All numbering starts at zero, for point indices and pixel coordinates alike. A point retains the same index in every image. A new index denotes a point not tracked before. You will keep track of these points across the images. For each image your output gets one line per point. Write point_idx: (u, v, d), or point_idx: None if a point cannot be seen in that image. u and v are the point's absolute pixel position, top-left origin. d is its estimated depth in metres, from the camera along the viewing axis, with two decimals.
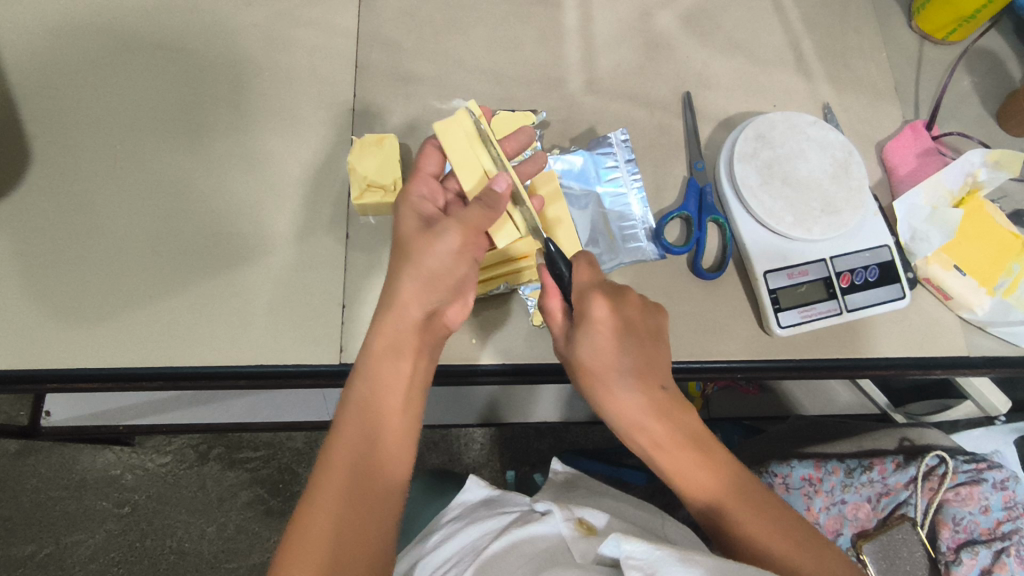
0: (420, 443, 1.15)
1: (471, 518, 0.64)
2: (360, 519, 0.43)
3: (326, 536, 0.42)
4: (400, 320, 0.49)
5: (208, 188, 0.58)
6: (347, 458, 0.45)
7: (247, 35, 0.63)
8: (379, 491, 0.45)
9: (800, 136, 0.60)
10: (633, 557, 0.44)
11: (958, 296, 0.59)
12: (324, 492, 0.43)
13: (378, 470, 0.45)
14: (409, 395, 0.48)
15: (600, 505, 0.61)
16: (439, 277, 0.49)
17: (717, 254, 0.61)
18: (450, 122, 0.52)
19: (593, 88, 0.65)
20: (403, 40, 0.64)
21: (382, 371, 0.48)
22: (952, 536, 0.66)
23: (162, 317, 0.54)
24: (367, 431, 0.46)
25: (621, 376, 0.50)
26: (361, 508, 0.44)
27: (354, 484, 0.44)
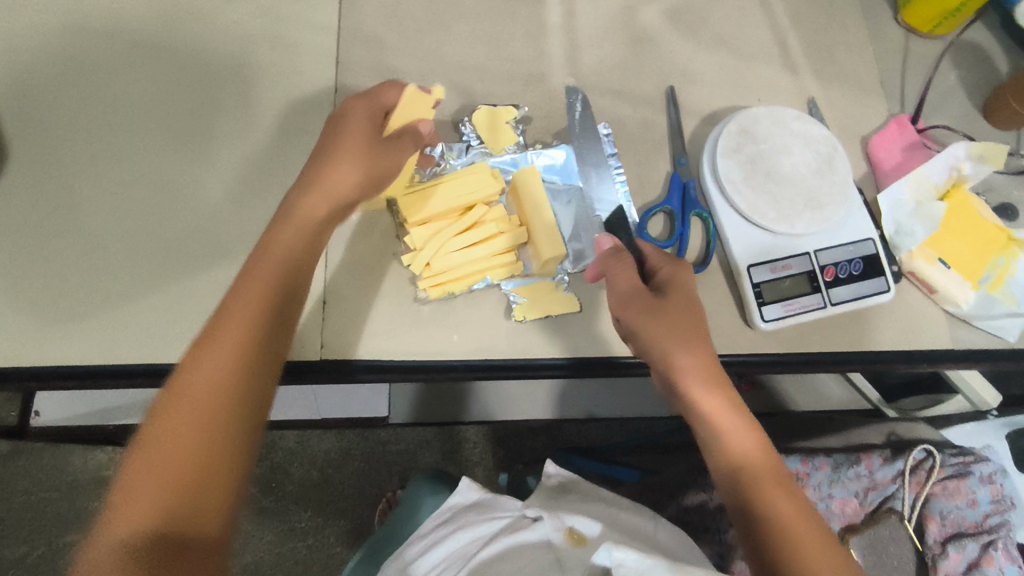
0: (412, 442, 1.13)
1: (460, 523, 0.64)
2: (216, 427, 0.39)
3: (160, 464, 0.37)
4: (278, 246, 0.46)
5: (189, 185, 0.58)
6: (198, 374, 0.40)
7: (229, 32, 0.62)
8: (231, 412, 0.40)
9: (784, 131, 0.60)
10: (625, 565, 0.44)
11: (942, 290, 0.59)
12: (178, 403, 0.39)
13: (235, 391, 0.40)
14: (285, 301, 0.45)
15: (591, 511, 0.60)
16: (334, 191, 0.48)
17: (701, 248, 0.60)
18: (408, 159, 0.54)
19: (576, 83, 0.64)
20: (385, 36, 0.64)
21: (252, 290, 0.44)
22: (938, 530, 0.67)
23: (142, 315, 0.54)
24: (231, 346, 0.41)
25: (676, 337, 0.51)
26: (213, 428, 0.39)
27: (201, 406, 0.39)
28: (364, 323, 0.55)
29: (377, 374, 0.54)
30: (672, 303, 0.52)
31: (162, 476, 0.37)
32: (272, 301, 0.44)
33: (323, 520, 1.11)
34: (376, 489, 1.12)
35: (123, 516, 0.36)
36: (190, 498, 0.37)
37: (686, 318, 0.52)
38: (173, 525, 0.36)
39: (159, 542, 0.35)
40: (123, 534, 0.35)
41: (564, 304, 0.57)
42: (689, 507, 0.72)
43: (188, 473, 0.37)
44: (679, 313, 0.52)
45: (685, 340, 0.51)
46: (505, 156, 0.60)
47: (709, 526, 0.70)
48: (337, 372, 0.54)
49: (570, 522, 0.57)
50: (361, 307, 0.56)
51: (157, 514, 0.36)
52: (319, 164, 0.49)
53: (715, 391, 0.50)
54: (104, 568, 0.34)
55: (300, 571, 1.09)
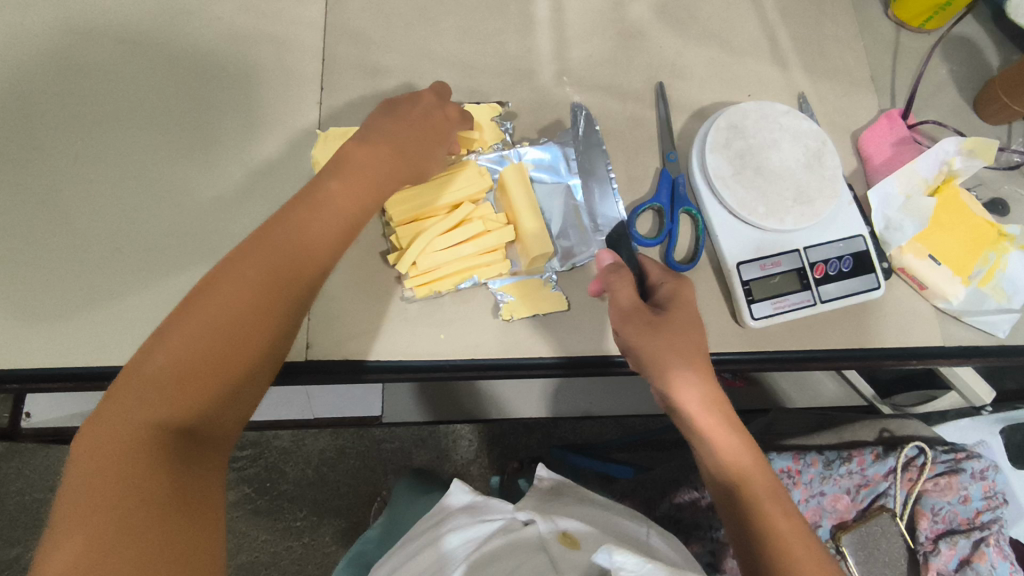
0: (407, 440, 1.13)
1: (450, 525, 0.63)
2: (207, 356, 0.39)
3: (183, 366, 0.38)
4: (338, 186, 0.47)
5: (173, 184, 0.57)
6: (234, 289, 0.41)
7: (212, 29, 0.61)
8: (259, 341, 0.41)
9: (773, 126, 0.60)
10: (625, 568, 0.44)
11: (932, 286, 0.59)
12: (184, 326, 0.39)
13: (265, 318, 0.42)
14: (307, 248, 0.44)
15: (583, 514, 0.60)
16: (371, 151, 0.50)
17: (691, 245, 0.60)
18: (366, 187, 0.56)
19: (564, 80, 0.64)
20: (371, 33, 0.63)
21: (309, 217, 0.45)
22: (930, 526, 0.67)
23: (125, 315, 0.53)
24: (268, 271, 0.42)
25: (673, 351, 0.50)
26: (208, 362, 0.39)
27: (235, 321, 0.40)
28: (350, 322, 0.55)
29: (366, 375, 0.54)
30: (672, 319, 0.51)
31: (183, 378, 0.38)
32: (317, 239, 0.45)
33: (317, 519, 1.11)
34: (371, 488, 1.12)
35: (138, 403, 0.37)
36: (202, 409, 0.39)
37: (687, 332, 0.51)
38: (178, 429, 0.38)
39: (163, 440, 0.37)
40: (133, 422, 0.37)
41: (552, 303, 0.57)
42: (681, 504, 0.72)
43: (206, 382, 0.39)
44: (680, 326, 0.51)
45: (686, 354, 0.50)
46: (491, 154, 0.60)
47: (700, 523, 0.70)
48: (323, 373, 0.53)
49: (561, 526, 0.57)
50: (347, 306, 0.55)
51: (171, 412, 0.38)
52: (368, 136, 0.51)
53: (711, 406, 0.50)
54: (107, 447, 0.36)
55: (295, 570, 1.10)
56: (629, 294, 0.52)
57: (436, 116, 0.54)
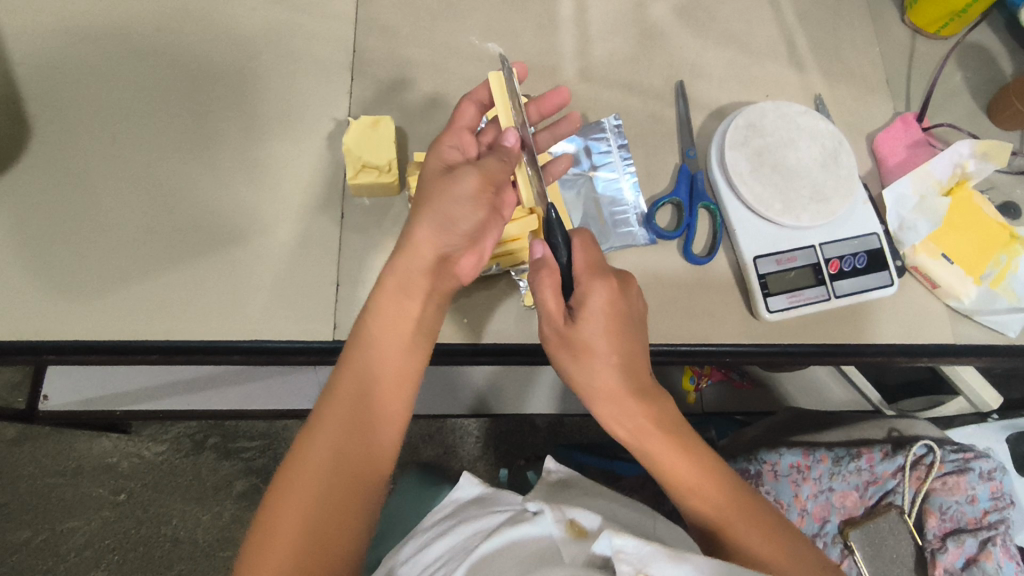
0: (415, 435, 1.16)
1: (461, 517, 0.65)
2: (310, 510, 0.42)
3: (284, 529, 0.42)
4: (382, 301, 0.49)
5: (204, 169, 0.58)
6: (319, 430, 0.45)
7: (247, 20, 0.63)
8: (346, 489, 0.44)
9: (792, 125, 0.61)
10: (624, 551, 0.44)
11: (945, 285, 0.60)
12: (284, 496, 0.43)
13: (351, 457, 0.45)
14: (387, 381, 0.48)
15: (591, 505, 0.61)
16: (451, 222, 0.48)
17: (708, 239, 0.61)
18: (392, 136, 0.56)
19: (587, 77, 0.65)
20: (400, 27, 0.65)
21: (366, 335, 0.48)
22: (938, 524, 0.67)
23: (153, 294, 0.54)
24: (335, 422, 0.45)
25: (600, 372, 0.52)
26: (312, 513, 0.42)
27: (345, 447, 0.45)
28: None
29: None
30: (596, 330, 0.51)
31: (306, 525, 0.42)
32: (373, 375, 0.48)
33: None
34: None
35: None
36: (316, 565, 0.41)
37: (604, 345, 0.51)
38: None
39: None
40: None
41: None
42: None
43: (325, 535, 0.42)
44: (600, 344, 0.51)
45: (615, 374, 0.52)
46: None
47: None
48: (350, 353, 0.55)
49: (568, 515, 0.57)
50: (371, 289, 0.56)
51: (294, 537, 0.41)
52: (434, 245, 0.48)
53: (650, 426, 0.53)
54: None
55: None
56: (554, 303, 0.51)
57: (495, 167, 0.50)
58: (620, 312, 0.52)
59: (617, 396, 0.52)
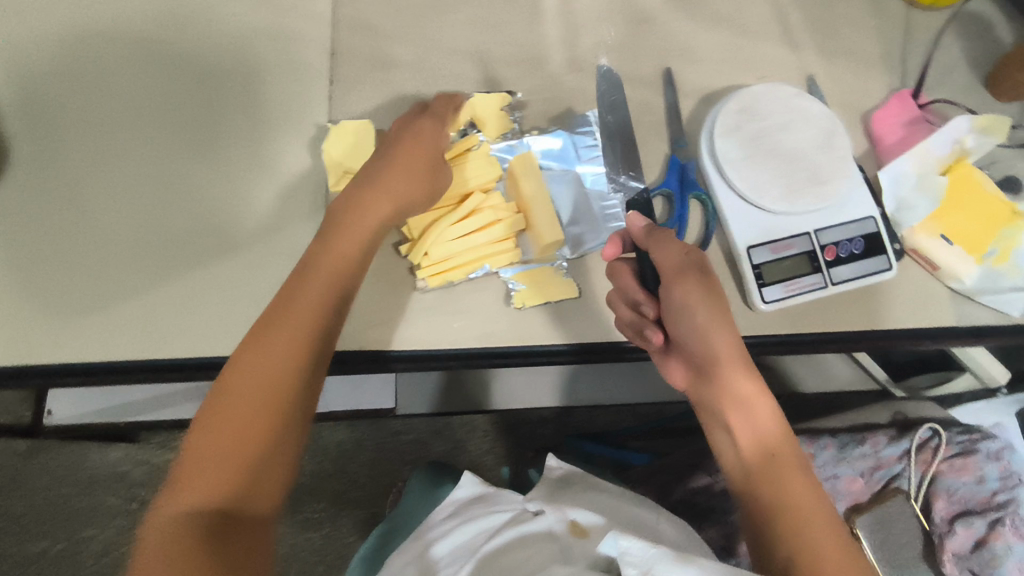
0: (423, 431, 1.15)
1: (466, 517, 0.65)
2: (239, 429, 0.43)
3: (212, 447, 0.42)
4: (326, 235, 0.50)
5: (189, 183, 0.58)
6: (254, 353, 0.45)
7: (226, 25, 0.62)
8: (275, 416, 0.44)
9: (783, 109, 0.59)
10: (629, 554, 0.43)
11: (946, 266, 0.59)
12: (215, 414, 0.43)
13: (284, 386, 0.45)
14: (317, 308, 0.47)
15: (597, 504, 0.60)
16: (374, 180, 0.52)
17: (700, 231, 0.59)
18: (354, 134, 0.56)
19: (576, 66, 0.63)
20: (381, 24, 0.62)
21: (304, 268, 0.49)
22: (946, 507, 0.68)
23: (144, 311, 0.55)
24: (268, 348, 0.45)
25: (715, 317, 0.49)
26: (241, 431, 0.43)
27: (270, 370, 0.45)
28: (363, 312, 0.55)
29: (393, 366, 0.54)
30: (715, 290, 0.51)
31: (233, 444, 0.42)
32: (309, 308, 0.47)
33: (337, 510, 1.13)
34: (389, 479, 1.14)
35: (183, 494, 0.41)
36: (239, 487, 0.41)
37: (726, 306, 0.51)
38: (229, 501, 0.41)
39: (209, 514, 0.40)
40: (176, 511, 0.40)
41: (562, 288, 0.56)
42: (697, 489, 0.73)
43: (245, 457, 0.42)
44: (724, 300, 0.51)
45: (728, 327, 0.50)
46: (500, 144, 0.59)
47: (716, 506, 0.70)
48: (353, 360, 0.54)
49: (571, 516, 0.56)
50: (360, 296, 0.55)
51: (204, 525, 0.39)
52: (358, 201, 0.52)
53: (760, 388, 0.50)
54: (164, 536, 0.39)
55: (317, 563, 1.12)
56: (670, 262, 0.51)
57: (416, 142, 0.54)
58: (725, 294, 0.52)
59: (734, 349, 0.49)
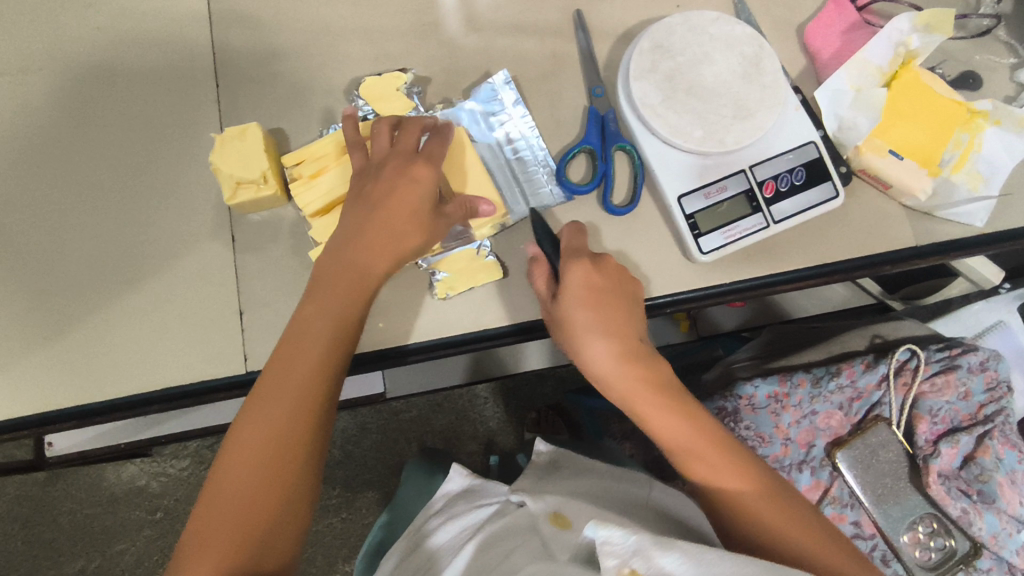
0: (423, 407, 1.15)
1: (449, 514, 0.61)
2: (260, 479, 0.42)
3: (229, 497, 0.41)
4: (331, 264, 0.47)
5: (89, 216, 0.54)
6: (269, 398, 0.43)
7: (94, 39, 0.57)
8: (298, 462, 0.43)
9: (702, 38, 0.54)
10: (610, 542, 0.39)
11: (898, 184, 0.54)
12: (231, 464, 0.42)
13: (302, 431, 0.43)
14: (333, 348, 0.45)
15: (579, 486, 0.58)
16: (393, 199, 0.48)
17: (629, 186, 0.56)
18: (249, 137, 0.51)
19: (475, 27, 0.58)
20: (259, 13, 0.58)
21: (312, 304, 0.46)
22: (929, 429, 0.65)
23: (60, 359, 0.52)
24: (286, 392, 0.43)
25: (584, 328, 0.49)
26: (261, 481, 0.42)
27: (289, 414, 0.43)
28: (282, 328, 0.52)
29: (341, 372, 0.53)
30: (569, 305, 0.49)
31: (253, 492, 0.41)
32: (327, 346, 0.45)
33: (352, 494, 1.14)
34: (397, 457, 1.15)
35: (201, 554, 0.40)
36: (257, 545, 0.41)
37: (580, 313, 0.49)
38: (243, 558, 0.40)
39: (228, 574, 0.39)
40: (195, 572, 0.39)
41: (488, 271, 0.53)
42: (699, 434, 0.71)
43: (266, 506, 0.41)
44: (580, 315, 0.49)
45: (598, 329, 0.49)
46: None
47: None
48: None
49: (558, 507, 0.52)
50: (278, 310, 0.52)
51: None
52: (364, 221, 0.48)
53: (641, 386, 0.49)
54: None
55: (340, 544, 1.14)
56: (542, 284, 0.51)
57: (436, 152, 0.50)
58: (605, 288, 0.49)
59: (617, 360, 0.49)
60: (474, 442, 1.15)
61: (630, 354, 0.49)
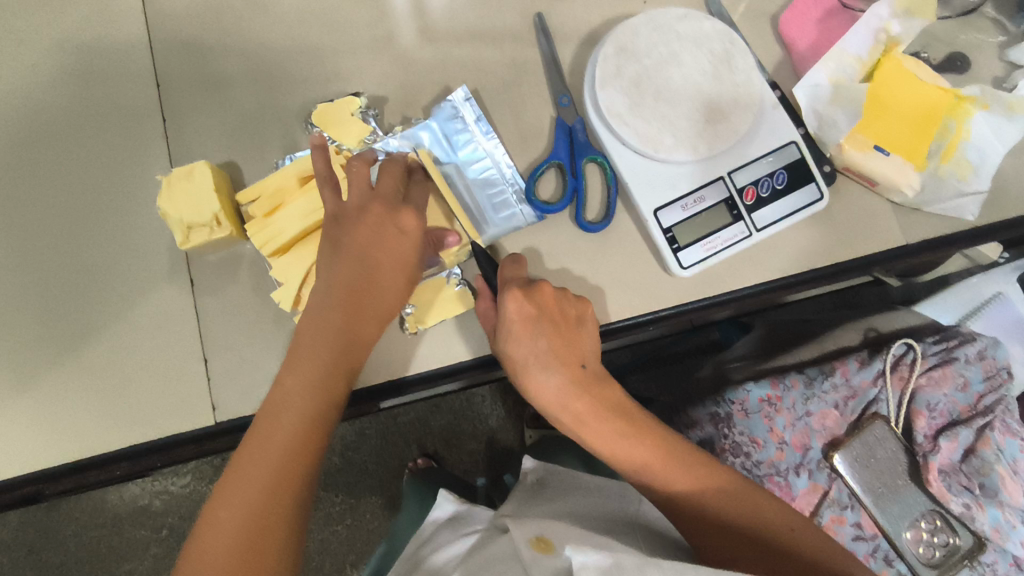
0: (421, 409, 1.14)
1: (433, 543, 0.57)
2: (242, 554, 0.40)
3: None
4: (304, 321, 0.46)
5: (41, 265, 0.52)
6: (248, 466, 0.41)
7: (30, 76, 0.54)
8: (280, 533, 0.41)
9: (668, 39, 0.51)
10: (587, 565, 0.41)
11: (884, 180, 0.52)
12: (209, 540, 0.40)
13: (282, 499, 0.41)
14: (316, 409, 0.43)
15: (566, 508, 0.55)
16: (374, 251, 0.47)
17: (603, 200, 0.53)
18: (197, 176, 0.49)
19: (430, 39, 0.55)
20: (203, 40, 0.55)
21: (289, 364, 0.44)
22: (928, 424, 0.63)
23: (23, 417, 0.49)
24: (265, 459, 0.41)
25: (531, 360, 0.47)
26: (243, 557, 0.40)
27: (269, 483, 0.41)
28: (248, 374, 0.50)
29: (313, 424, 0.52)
30: (512, 338, 0.47)
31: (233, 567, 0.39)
32: (308, 407, 0.43)
33: (355, 498, 1.13)
34: (398, 461, 1.13)
35: None
36: None
37: (524, 347, 0.47)
38: None
39: None
40: None
41: (462, 300, 0.51)
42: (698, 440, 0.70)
43: None
44: (522, 349, 0.47)
45: (550, 359, 0.48)
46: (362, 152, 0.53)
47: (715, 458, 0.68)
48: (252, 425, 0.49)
49: (540, 532, 0.48)
50: (243, 354, 0.50)
51: None
52: (343, 277, 0.46)
53: (592, 416, 0.48)
54: None
55: (346, 551, 1.12)
56: (485, 311, 0.49)
57: (417, 200, 0.49)
58: (550, 317, 0.47)
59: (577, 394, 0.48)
60: (474, 441, 1.14)
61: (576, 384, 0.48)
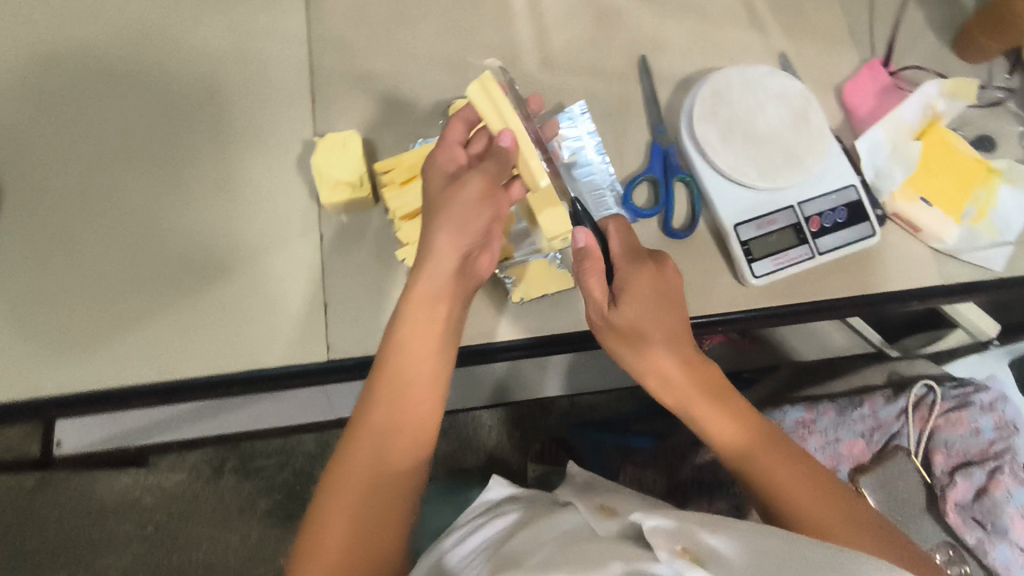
0: None
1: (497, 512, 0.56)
2: (365, 485, 0.46)
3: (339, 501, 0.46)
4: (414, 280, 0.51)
5: (188, 209, 0.57)
6: (370, 412, 0.48)
7: (201, 51, 0.62)
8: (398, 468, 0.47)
9: (756, 89, 0.60)
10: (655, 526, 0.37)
11: (928, 228, 0.60)
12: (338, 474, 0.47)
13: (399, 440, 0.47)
14: (426, 357, 0.49)
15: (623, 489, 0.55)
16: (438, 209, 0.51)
17: (688, 212, 0.61)
18: (350, 145, 0.56)
19: (549, 66, 0.64)
20: (354, 40, 0.63)
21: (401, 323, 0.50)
22: (945, 460, 0.69)
23: (152, 339, 0.54)
24: (383, 407, 0.48)
25: (651, 327, 0.52)
26: (367, 488, 0.46)
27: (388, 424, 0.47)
28: (363, 323, 0.55)
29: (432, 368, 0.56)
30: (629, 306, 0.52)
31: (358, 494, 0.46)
32: (418, 362, 0.49)
33: None
34: None
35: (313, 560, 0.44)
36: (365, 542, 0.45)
37: (649, 319, 0.52)
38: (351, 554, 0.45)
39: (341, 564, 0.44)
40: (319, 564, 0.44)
41: (561, 282, 0.58)
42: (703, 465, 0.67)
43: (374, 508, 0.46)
44: (646, 330, 0.52)
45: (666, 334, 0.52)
46: None
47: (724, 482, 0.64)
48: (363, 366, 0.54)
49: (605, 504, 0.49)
50: (362, 306, 0.55)
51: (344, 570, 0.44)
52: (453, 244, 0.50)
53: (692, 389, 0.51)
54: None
55: None
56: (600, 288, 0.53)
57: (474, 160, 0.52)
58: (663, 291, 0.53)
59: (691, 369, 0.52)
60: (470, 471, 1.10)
61: (688, 361, 0.52)
